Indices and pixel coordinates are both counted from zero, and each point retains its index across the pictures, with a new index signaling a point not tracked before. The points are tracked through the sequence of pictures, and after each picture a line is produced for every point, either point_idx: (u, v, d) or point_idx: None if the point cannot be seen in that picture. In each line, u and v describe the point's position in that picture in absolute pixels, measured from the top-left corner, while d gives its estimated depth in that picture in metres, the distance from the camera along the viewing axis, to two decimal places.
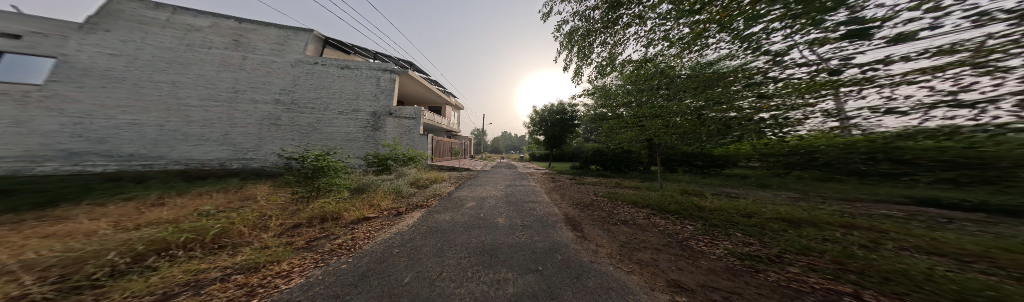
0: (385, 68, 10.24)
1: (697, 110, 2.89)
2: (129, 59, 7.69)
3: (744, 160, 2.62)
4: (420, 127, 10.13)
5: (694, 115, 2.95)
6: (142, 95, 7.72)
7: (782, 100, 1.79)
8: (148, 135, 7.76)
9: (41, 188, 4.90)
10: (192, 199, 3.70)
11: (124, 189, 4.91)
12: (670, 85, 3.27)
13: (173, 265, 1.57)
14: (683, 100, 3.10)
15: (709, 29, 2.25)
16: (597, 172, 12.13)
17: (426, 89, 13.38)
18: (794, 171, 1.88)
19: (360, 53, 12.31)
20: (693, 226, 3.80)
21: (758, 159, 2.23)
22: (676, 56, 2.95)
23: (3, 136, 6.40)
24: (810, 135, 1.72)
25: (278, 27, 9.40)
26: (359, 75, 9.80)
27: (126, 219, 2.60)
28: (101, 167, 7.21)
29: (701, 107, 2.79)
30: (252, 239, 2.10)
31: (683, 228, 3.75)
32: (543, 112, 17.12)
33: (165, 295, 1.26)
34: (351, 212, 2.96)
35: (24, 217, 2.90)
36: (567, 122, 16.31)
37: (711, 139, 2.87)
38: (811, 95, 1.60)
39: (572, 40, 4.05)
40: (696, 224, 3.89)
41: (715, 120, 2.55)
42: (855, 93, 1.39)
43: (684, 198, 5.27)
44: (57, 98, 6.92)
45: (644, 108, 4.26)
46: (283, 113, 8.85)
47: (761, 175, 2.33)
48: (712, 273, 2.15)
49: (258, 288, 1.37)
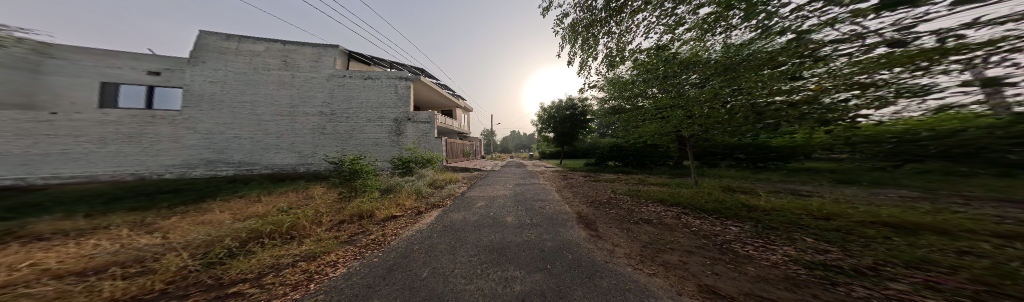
0: (400, 76, 11.18)
1: (733, 96, 2.48)
2: (227, 85, 9.85)
3: (824, 151, 2.09)
4: (435, 130, 11.10)
5: (728, 103, 2.55)
6: (238, 113, 9.90)
7: (836, 82, 1.51)
8: (244, 145, 10.00)
9: (195, 188, 6.99)
10: (275, 197, 4.87)
11: (239, 188, 6.70)
12: (699, 69, 2.88)
13: (264, 250, 2.12)
14: (713, 86, 2.73)
15: (722, 12, 1.91)
16: (616, 169, 11.62)
17: (437, 93, 14.09)
18: (909, 164, 1.42)
19: (378, 63, 13.49)
20: (739, 228, 3.30)
21: (848, 149, 1.76)
22: (695, 40, 2.42)
23: (168, 149, 9.28)
24: (931, 118, 1.24)
25: (312, 45, 10.88)
26: (381, 85, 10.85)
27: (239, 211, 3.59)
28: (226, 172, 9.73)
29: (737, 92, 2.41)
30: (311, 232, 2.66)
31: (722, 230, 3.31)
32: (551, 108, 16.46)
33: (260, 273, 1.73)
34: (381, 211, 3.45)
35: (186, 208, 4.30)
36: (578, 118, 15.64)
37: (754, 133, 2.43)
38: (898, 70, 1.22)
39: (574, 33, 3.67)
40: (742, 224, 3.38)
41: (744, 107, 2.32)
42: (972, 63, 1.03)
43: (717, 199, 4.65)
44: (190, 120, 9.55)
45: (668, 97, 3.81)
46: (329, 122, 10.46)
47: (854, 170, 1.81)
48: (762, 282, 1.87)
49: (314, 274, 1.76)
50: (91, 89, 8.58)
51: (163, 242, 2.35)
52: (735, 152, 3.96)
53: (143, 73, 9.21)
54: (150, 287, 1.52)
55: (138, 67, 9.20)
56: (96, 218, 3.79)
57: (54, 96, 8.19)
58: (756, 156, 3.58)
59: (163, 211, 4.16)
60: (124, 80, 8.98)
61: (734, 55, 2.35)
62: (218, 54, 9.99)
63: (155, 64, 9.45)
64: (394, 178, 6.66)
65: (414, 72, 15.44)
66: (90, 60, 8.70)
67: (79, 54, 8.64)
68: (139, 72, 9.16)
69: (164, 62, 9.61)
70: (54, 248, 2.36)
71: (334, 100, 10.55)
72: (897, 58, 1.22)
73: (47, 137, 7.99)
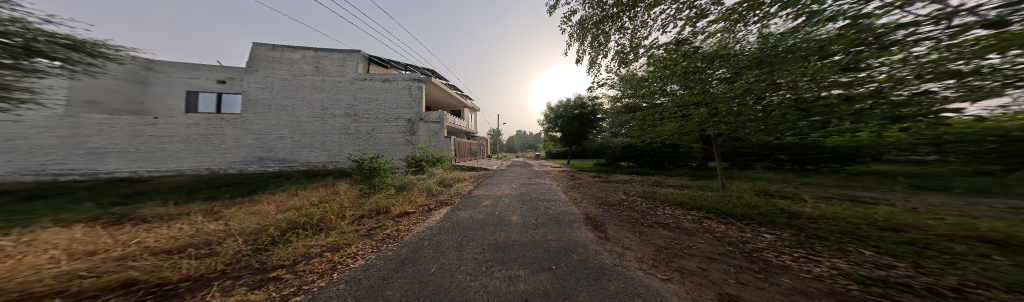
0: (414, 77, 11.75)
1: (767, 93, 2.21)
2: (272, 90, 11.14)
3: (903, 150, 1.70)
4: (444, 130, 11.61)
5: (764, 99, 2.30)
6: (285, 115, 11.18)
7: (915, 71, 1.24)
8: (283, 144, 11.26)
9: (249, 183, 8.10)
10: (308, 192, 5.49)
11: (281, 183, 7.72)
12: (729, 64, 2.56)
13: (298, 240, 2.45)
14: (743, 80, 2.42)
15: None
16: (629, 169, 11.76)
17: (446, 94, 14.58)
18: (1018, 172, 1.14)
19: (394, 66, 14.19)
20: (776, 237, 2.89)
21: (933, 151, 1.47)
22: (730, 30, 2.34)
23: (228, 147, 10.75)
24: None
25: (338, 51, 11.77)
26: (397, 87, 11.52)
27: (280, 204, 4.15)
28: (271, 168, 11.12)
29: (773, 89, 2.12)
30: (336, 225, 2.97)
31: (754, 236, 2.99)
32: (560, 108, 17.31)
33: (293, 261, 2.03)
34: (396, 207, 3.72)
35: (241, 200, 5.04)
36: (587, 117, 16.13)
37: (792, 133, 2.22)
38: (1016, 53, 0.95)
39: (584, 30, 3.70)
40: (780, 232, 3.02)
41: (783, 104, 2.06)
42: None
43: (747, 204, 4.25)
44: (244, 122, 10.95)
45: (697, 93, 3.73)
46: (354, 122, 11.37)
47: (939, 174, 1.49)
48: (798, 294, 1.63)
49: (337, 266, 2.01)
50: (179, 97, 10.27)
51: (223, 229, 2.84)
52: (760, 157, 3.57)
53: (212, 82, 10.82)
54: (211, 268, 1.92)
55: (209, 77, 10.85)
56: (179, 205, 4.63)
57: (155, 104, 9.93)
58: (777, 164, 3.33)
59: (226, 201, 4.95)
60: (202, 88, 10.66)
61: (770, 47, 2.07)
62: (266, 63, 11.25)
63: (222, 74, 11.05)
64: (408, 176, 7.06)
65: (427, 73, 15.90)
66: (180, 73, 10.46)
67: (173, 68, 10.43)
68: (210, 81, 10.80)
69: (229, 72, 11.11)
70: (155, 229, 3.06)
71: (357, 102, 11.42)
72: (1012, 38, 0.96)
73: (149, 139, 9.82)
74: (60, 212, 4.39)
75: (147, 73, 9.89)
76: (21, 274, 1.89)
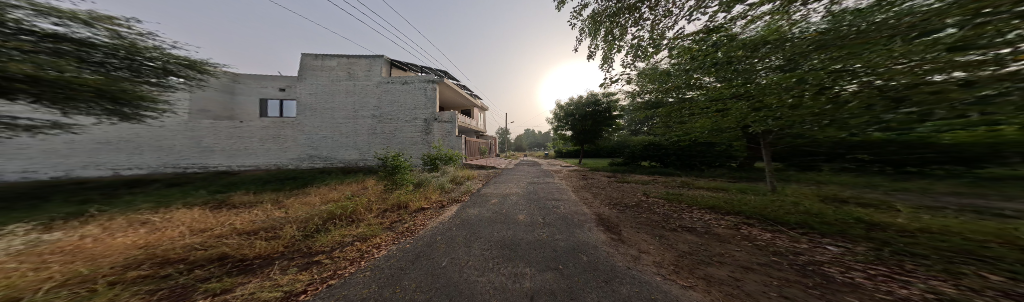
0: (429, 79, 12.63)
1: (836, 82, 1.94)
2: (315, 94, 12.63)
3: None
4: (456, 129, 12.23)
5: (830, 89, 2.03)
6: (326, 116, 12.51)
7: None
8: (323, 143, 12.48)
9: (301, 177, 9.56)
10: (342, 187, 6.29)
11: (323, 178, 9.03)
12: (783, 51, 2.48)
13: (336, 229, 3.03)
14: (807, 65, 2.19)
15: None
16: (650, 169, 11.48)
17: (459, 94, 15.39)
18: None
19: (412, 68, 15.20)
20: (843, 251, 2.30)
21: None
22: (778, 13, 2.68)
23: (283, 145, 12.31)
24: None
25: (367, 56, 12.99)
26: (417, 89, 12.53)
27: (321, 196, 4.89)
28: (314, 165, 12.40)
29: (843, 77, 1.88)
30: (364, 217, 3.47)
31: (812, 248, 2.45)
32: (575, 105, 17.98)
33: (330, 247, 2.59)
34: (414, 203, 4.14)
35: (295, 192, 6.08)
36: (600, 114, 17.07)
37: (875, 129, 1.85)
38: None
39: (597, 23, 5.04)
40: (851, 243, 2.41)
41: (858, 93, 1.77)
42: None
43: (804, 212, 3.52)
44: (293, 124, 12.43)
45: (742, 82, 3.41)
46: (381, 123, 12.50)
47: None
48: None
49: (365, 253, 2.48)
50: (255, 104, 12.75)
51: (283, 216, 3.62)
52: (827, 158, 2.88)
53: (275, 90, 13.01)
54: (273, 250, 2.55)
55: (274, 86, 13.06)
56: (255, 195, 5.85)
57: (242, 110, 12.56)
58: (854, 166, 2.54)
59: (285, 192, 6.07)
60: (269, 96, 12.93)
61: (837, 27, 2.00)
62: (311, 71, 12.80)
63: (281, 82, 13.15)
64: (424, 173, 7.62)
65: (439, 74, 16.48)
66: (255, 83, 12.93)
67: (250, 80, 12.95)
68: (275, 89, 12.98)
69: (286, 80, 13.19)
70: (241, 214, 4.04)
71: (384, 104, 12.57)
72: None
73: (239, 139, 11.97)
74: (184, 197, 5.95)
75: (235, 85, 12.59)
76: (165, 244, 2.85)
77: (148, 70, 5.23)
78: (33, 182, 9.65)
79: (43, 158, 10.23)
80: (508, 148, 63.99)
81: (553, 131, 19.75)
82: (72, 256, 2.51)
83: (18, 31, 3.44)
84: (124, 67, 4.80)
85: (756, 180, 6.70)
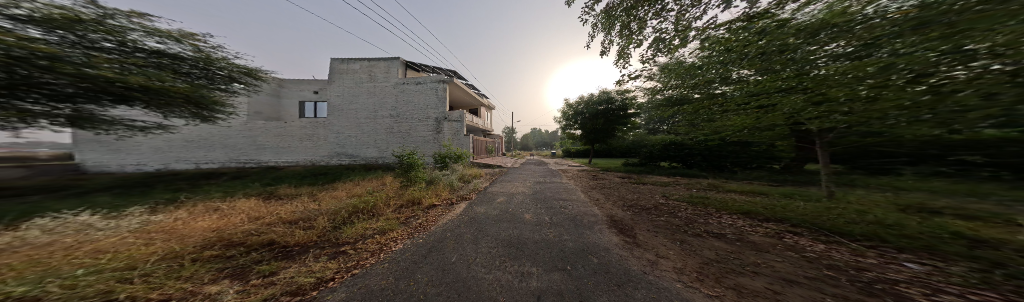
0: (442, 79, 13.03)
1: (935, 68, 1.60)
2: (342, 96, 13.69)
3: None
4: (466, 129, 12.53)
5: (928, 77, 1.66)
6: (351, 116, 13.57)
7: None
8: (348, 142, 13.60)
9: (329, 174, 10.59)
10: (362, 183, 6.84)
11: (348, 175, 9.91)
12: (854, 35, 2.13)
13: (360, 222, 3.36)
14: (892, 52, 1.85)
15: None
16: (670, 171, 10.63)
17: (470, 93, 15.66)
18: None
19: (426, 70, 15.72)
20: (932, 270, 1.83)
21: None
22: None
23: (316, 143, 13.68)
24: None
25: (386, 59, 13.71)
26: (431, 89, 13.04)
27: (346, 191, 5.38)
28: (341, 162, 13.61)
29: (948, 62, 1.54)
30: (383, 211, 3.80)
31: (882, 264, 2.01)
32: (583, 104, 17.58)
33: (354, 239, 2.87)
34: (426, 199, 4.41)
35: (324, 187, 6.80)
36: (613, 112, 16.42)
37: (994, 118, 1.41)
38: None
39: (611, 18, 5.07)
40: (942, 262, 1.91)
41: (972, 80, 1.45)
42: None
43: (872, 223, 2.90)
44: (324, 124, 13.73)
45: (794, 73, 2.87)
46: (399, 122, 13.24)
47: None
48: None
49: (384, 245, 2.72)
50: (295, 106, 14.18)
51: (317, 208, 4.11)
52: (913, 159, 2.29)
53: (309, 93, 14.40)
54: (308, 238, 2.92)
55: (309, 89, 14.47)
56: (292, 188, 6.71)
57: (284, 111, 14.19)
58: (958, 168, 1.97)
59: (315, 187, 6.82)
60: (306, 99, 14.40)
61: (935, 2, 1.66)
62: (338, 74, 13.84)
63: (314, 85, 14.50)
64: (435, 172, 7.99)
65: (450, 74, 16.72)
66: (294, 87, 14.44)
67: (290, 84, 14.51)
68: (309, 92, 14.39)
69: (319, 84, 14.54)
70: (283, 205, 4.65)
71: (402, 104, 13.24)
72: None
73: (283, 137, 13.61)
74: (239, 189, 7.01)
75: (280, 90, 14.32)
76: (229, 229, 3.42)
77: (216, 77, 7.40)
78: (143, 173, 12.23)
79: (150, 155, 12.92)
80: (518, 146, 64.16)
81: (562, 130, 19.26)
82: (166, 236, 3.15)
83: (135, 50, 5.30)
84: (204, 76, 7.04)
85: (801, 184, 5.77)
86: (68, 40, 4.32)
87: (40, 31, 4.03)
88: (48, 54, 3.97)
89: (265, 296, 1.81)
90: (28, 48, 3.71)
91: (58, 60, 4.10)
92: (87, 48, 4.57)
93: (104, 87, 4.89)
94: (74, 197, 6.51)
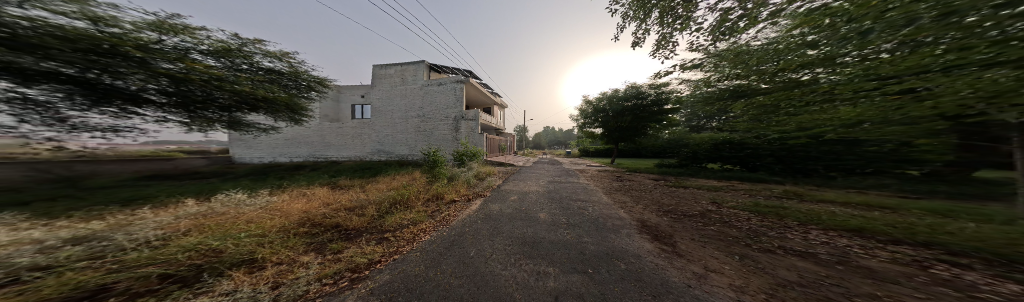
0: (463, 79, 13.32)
1: None
2: (381, 99, 15.31)
3: None
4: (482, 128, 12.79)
5: None
6: (388, 115, 15.16)
7: None
8: (387, 139, 15.40)
9: (369, 170, 12.28)
10: (391, 178, 7.74)
11: (387, 170, 11.44)
12: None
13: (398, 212, 3.92)
14: None
15: None
16: (719, 177, 8.88)
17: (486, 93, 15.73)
18: None
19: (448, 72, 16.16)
20: None
21: None
22: None
23: (364, 139, 15.96)
24: None
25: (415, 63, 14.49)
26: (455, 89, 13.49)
27: (383, 185, 6.26)
28: (382, 157, 15.64)
29: None
30: (413, 204, 4.32)
31: None
32: (604, 101, 16.02)
33: (395, 227, 3.39)
34: (447, 195, 4.84)
35: (366, 179, 8.01)
36: (644, 109, 14.67)
37: None
38: None
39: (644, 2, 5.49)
40: None
41: None
42: None
43: None
44: (368, 125, 15.85)
45: (988, 43, 2.08)
46: (427, 120, 14.24)
47: None
48: None
49: (416, 235, 3.12)
50: (348, 108, 16.82)
51: (367, 198, 4.95)
52: None
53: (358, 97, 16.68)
54: (362, 224, 3.58)
55: (358, 93, 16.72)
56: (342, 180, 8.13)
57: (341, 113, 16.91)
58: None
59: (359, 180, 8.10)
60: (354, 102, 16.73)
61: None
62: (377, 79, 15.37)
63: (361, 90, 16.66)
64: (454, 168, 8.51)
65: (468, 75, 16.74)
66: (347, 92, 16.88)
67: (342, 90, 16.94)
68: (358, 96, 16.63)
69: (364, 89, 16.63)
70: (340, 195, 5.75)
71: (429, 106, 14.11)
72: None
73: (342, 135, 16.39)
74: (308, 180, 8.81)
75: (338, 95, 16.99)
76: (308, 211, 4.44)
77: (301, 87, 9.50)
78: (262, 164, 16.79)
79: (264, 149, 17.48)
80: (535, 143, 63.42)
81: (578, 128, 17.68)
82: (273, 213, 4.31)
83: (257, 68, 7.41)
84: (295, 87, 9.23)
85: (959, 195, 3.89)
86: (226, 65, 6.40)
87: (214, 59, 6.03)
88: (216, 77, 5.90)
89: (335, 269, 2.29)
90: (207, 74, 5.62)
91: (221, 81, 6.11)
92: (236, 70, 6.70)
93: (247, 98, 7.13)
94: (225, 181, 9.42)
